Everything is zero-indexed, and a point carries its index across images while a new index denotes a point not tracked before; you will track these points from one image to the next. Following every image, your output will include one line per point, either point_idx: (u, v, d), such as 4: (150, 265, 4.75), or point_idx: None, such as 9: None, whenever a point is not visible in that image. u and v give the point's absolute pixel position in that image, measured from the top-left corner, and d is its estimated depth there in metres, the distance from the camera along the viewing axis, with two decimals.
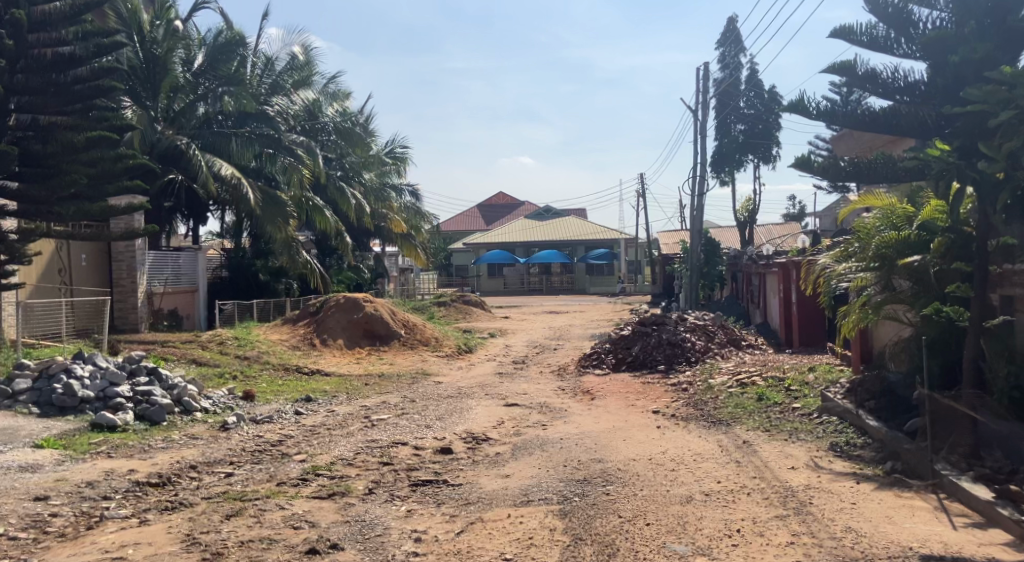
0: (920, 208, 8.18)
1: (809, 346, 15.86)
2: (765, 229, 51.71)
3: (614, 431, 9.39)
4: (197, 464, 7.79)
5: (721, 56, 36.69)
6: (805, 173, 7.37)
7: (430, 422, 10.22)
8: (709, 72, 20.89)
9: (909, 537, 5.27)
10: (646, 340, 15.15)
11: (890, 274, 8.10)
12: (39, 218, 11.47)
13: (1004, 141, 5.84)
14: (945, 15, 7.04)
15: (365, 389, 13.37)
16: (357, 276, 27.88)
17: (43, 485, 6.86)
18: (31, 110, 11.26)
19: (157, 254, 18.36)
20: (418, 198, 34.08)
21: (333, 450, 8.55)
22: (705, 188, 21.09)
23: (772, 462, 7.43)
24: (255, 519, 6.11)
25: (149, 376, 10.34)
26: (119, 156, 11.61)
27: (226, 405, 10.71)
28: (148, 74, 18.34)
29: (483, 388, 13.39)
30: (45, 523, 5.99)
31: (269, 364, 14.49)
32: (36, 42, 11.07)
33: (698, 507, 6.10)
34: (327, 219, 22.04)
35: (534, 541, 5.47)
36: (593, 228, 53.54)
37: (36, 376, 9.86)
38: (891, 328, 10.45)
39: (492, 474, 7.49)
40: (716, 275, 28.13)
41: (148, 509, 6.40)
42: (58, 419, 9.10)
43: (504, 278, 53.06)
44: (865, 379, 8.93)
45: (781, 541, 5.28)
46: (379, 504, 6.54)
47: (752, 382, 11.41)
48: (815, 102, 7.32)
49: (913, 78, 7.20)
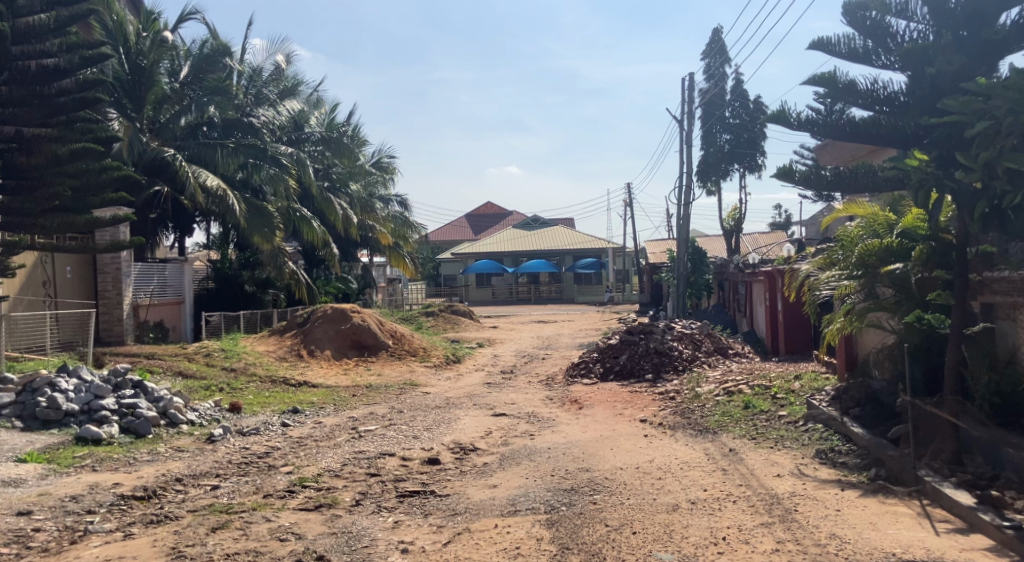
0: (901, 217, 8.32)
1: (794, 354, 15.94)
2: (751, 238, 51.94)
3: (601, 440, 9.40)
4: (182, 477, 7.75)
5: (706, 66, 36.86)
6: (787, 183, 7.40)
7: (418, 433, 10.21)
8: (695, 82, 21.02)
9: (891, 543, 5.32)
10: (633, 350, 15.20)
11: (872, 283, 8.17)
12: (22, 230, 11.40)
13: (981, 150, 5.95)
14: (922, 26, 7.11)
15: (353, 400, 13.33)
16: (344, 287, 27.80)
17: (26, 500, 6.79)
18: (14, 123, 11.13)
19: (143, 266, 18.22)
20: (406, 208, 34.14)
21: (320, 462, 8.52)
22: (690, 197, 21.20)
23: (758, 470, 7.47)
24: (241, 532, 6.09)
25: (135, 389, 10.28)
26: (104, 168, 11.64)
27: (213, 418, 10.64)
28: (134, 86, 18.27)
29: (470, 399, 13.38)
30: (27, 539, 5.93)
31: (256, 377, 14.40)
32: (19, 54, 11.01)
33: (685, 516, 6.13)
34: (314, 230, 22.08)
35: (520, 551, 5.47)
36: (582, 238, 53.66)
37: (18, 390, 9.73)
38: (875, 336, 10.56)
39: (480, 485, 7.49)
40: (702, 284, 28.28)
41: (132, 522, 6.37)
42: (41, 433, 9.03)
43: (492, 287, 53.25)
44: (849, 387, 9.00)
45: (766, 548, 5.31)
46: (365, 516, 6.53)
47: (738, 390, 11.46)
48: (797, 114, 7.39)
49: (892, 89, 7.28)
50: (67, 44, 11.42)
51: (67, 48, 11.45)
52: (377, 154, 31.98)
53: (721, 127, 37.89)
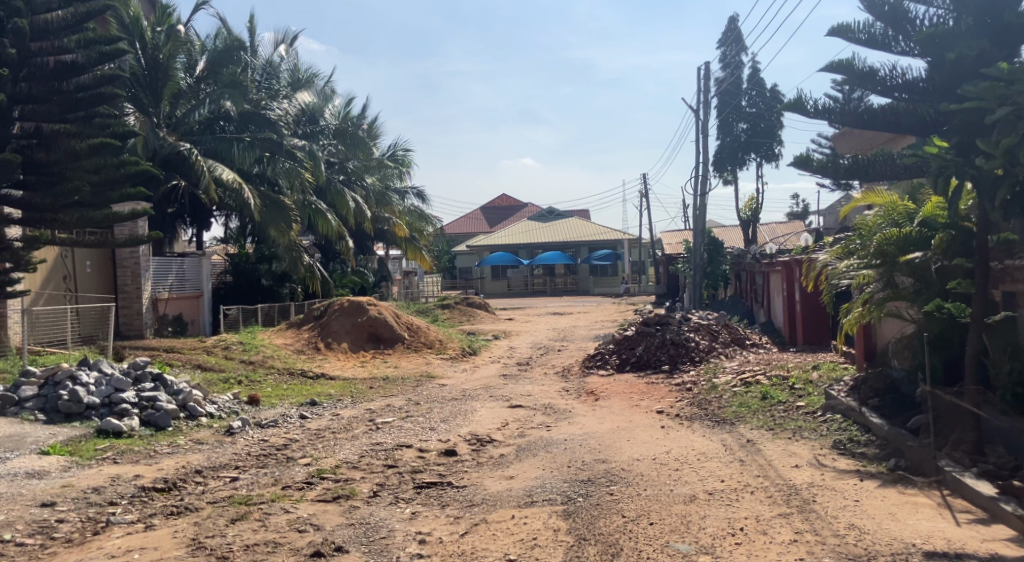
0: (921, 205, 8.25)
1: (811, 344, 15.87)
2: (768, 228, 51.54)
3: (618, 431, 9.40)
4: (202, 469, 7.83)
5: (723, 55, 36.52)
6: (804, 171, 7.30)
7: (434, 424, 10.25)
8: (711, 71, 20.85)
9: (912, 534, 5.28)
10: (650, 341, 15.13)
11: (891, 272, 8.12)
12: (43, 226, 11.56)
13: (1002, 137, 5.85)
14: (942, 11, 7.03)
15: (369, 392, 13.40)
16: (361, 280, 27.90)
17: (50, 492, 6.88)
18: (34, 119, 11.30)
19: (161, 260, 18.40)
20: (422, 200, 34.21)
21: (338, 453, 8.57)
22: (707, 186, 21.06)
23: (775, 461, 7.43)
24: (261, 523, 6.14)
25: (155, 382, 10.38)
26: (121, 164, 11.69)
27: (232, 411, 10.73)
28: (151, 81, 18.33)
29: (487, 390, 13.43)
30: (51, 529, 6.02)
31: (274, 369, 14.51)
32: (38, 50, 11.20)
33: (702, 506, 6.12)
34: (329, 223, 22.34)
35: (538, 542, 5.49)
36: (597, 229, 53.54)
37: (41, 384, 9.89)
38: (895, 326, 10.52)
39: (496, 476, 7.49)
40: (719, 274, 28.18)
41: (154, 514, 6.44)
42: (64, 427, 9.15)
43: (508, 280, 53.37)
44: (868, 377, 8.92)
45: (784, 539, 5.29)
46: (383, 507, 6.56)
47: (756, 381, 11.38)
48: (814, 101, 7.28)
49: (911, 76, 7.19)
50: (84, 40, 11.55)
51: (83, 44, 11.58)
52: (393, 145, 31.86)
53: (737, 117, 37.55)
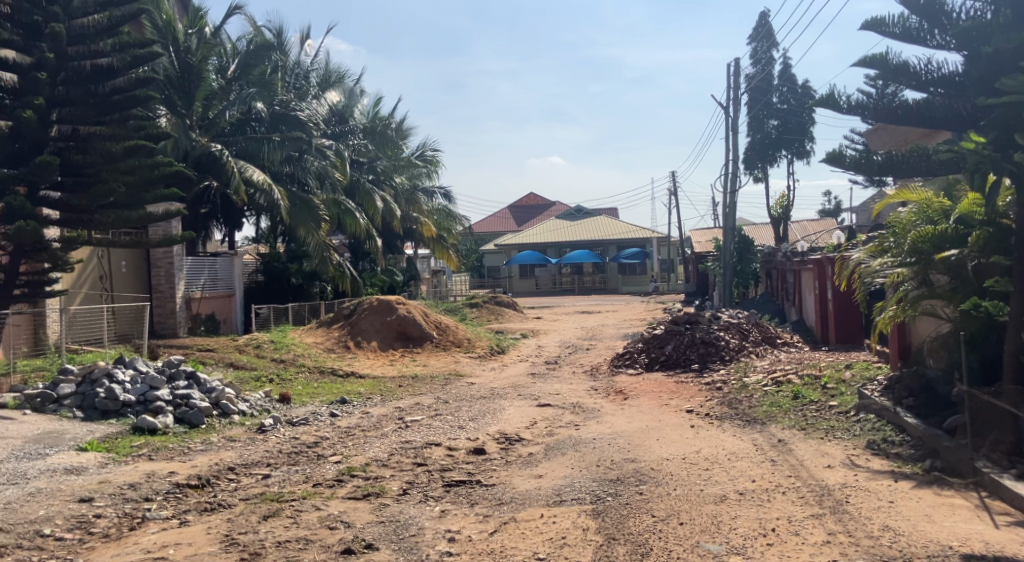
0: (957, 202, 8.10)
1: (844, 343, 15.67)
2: (800, 226, 50.87)
3: (647, 431, 9.34)
4: (234, 466, 7.92)
5: (753, 51, 36.14)
6: (837, 168, 7.20)
7: (462, 423, 10.29)
8: (741, 67, 20.65)
9: (948, 536, 5.19)
10: (679, 340, 15.02)
11: (925, 270, 7.99)
12: (79, 227, 11.79)
13: None
14: (979, 4, 6.89)
15: (398, 390, 13.48)
16: (390, 279, 28.08)
17: (87, 487, 7.01)
18: (71, 122, 11.53)
19: (195, 259, 18.69)
20: (450, 199, 34.33)
21: (367, 451, 8.63)
22: (737, 183, 20.86)
23: (807, 461, 7.34)
24: (292, 520, 6.21)
25: (188, 380, 10.53)
26: (155, 164, 11.91)
27: (263, 408, 10.85)
28: (184, 83, 18.51)
29: (515, 389, 13.44)
30: (89, 524, 6.14)
31: (305, 367, 14.64)
32: (74, 55, 11.38)
33: (733, 507, 6.06)
34: (357, 222, 22.47)
35: (567, 541, 5.48)
36: (625, 227, 53.31)
37: (79, 381, 10.09)
38: (930, 324, 10.33)
39: (525, 475, 7.48)
40: (750, 272, 27.86)
41: (188, 510, 6.53)
42: (101, 424, 9.33)
43: (536, 279, 53.39)
44: (902, 377, 8.77)
45: (816, 540, 5.23)
46: (413, 504, 6.60)
47: (787, 380, 11.25)
48: (847, 97, 7.17)
49: (947, 70, 7.06)
50: (119, 43, 11.78)
51: (118, 47, 11.79)
52: (421, 145, 31.96)
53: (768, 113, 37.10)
